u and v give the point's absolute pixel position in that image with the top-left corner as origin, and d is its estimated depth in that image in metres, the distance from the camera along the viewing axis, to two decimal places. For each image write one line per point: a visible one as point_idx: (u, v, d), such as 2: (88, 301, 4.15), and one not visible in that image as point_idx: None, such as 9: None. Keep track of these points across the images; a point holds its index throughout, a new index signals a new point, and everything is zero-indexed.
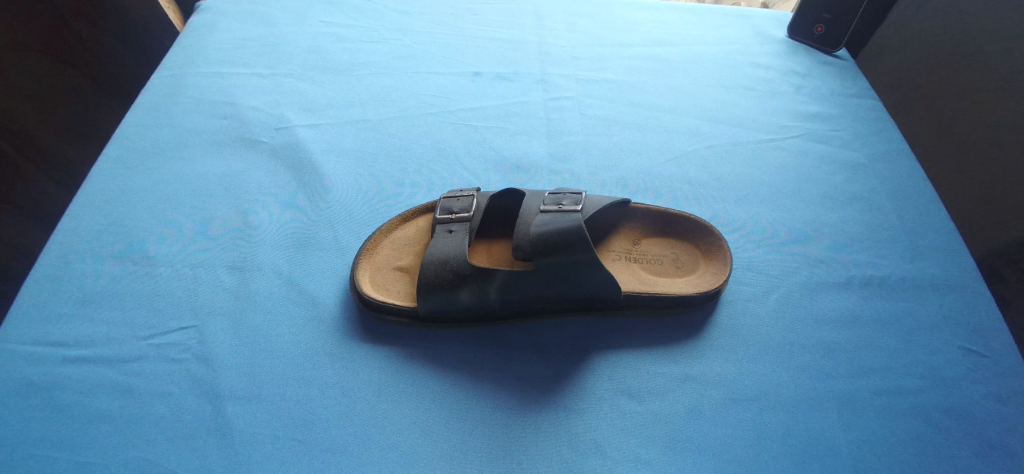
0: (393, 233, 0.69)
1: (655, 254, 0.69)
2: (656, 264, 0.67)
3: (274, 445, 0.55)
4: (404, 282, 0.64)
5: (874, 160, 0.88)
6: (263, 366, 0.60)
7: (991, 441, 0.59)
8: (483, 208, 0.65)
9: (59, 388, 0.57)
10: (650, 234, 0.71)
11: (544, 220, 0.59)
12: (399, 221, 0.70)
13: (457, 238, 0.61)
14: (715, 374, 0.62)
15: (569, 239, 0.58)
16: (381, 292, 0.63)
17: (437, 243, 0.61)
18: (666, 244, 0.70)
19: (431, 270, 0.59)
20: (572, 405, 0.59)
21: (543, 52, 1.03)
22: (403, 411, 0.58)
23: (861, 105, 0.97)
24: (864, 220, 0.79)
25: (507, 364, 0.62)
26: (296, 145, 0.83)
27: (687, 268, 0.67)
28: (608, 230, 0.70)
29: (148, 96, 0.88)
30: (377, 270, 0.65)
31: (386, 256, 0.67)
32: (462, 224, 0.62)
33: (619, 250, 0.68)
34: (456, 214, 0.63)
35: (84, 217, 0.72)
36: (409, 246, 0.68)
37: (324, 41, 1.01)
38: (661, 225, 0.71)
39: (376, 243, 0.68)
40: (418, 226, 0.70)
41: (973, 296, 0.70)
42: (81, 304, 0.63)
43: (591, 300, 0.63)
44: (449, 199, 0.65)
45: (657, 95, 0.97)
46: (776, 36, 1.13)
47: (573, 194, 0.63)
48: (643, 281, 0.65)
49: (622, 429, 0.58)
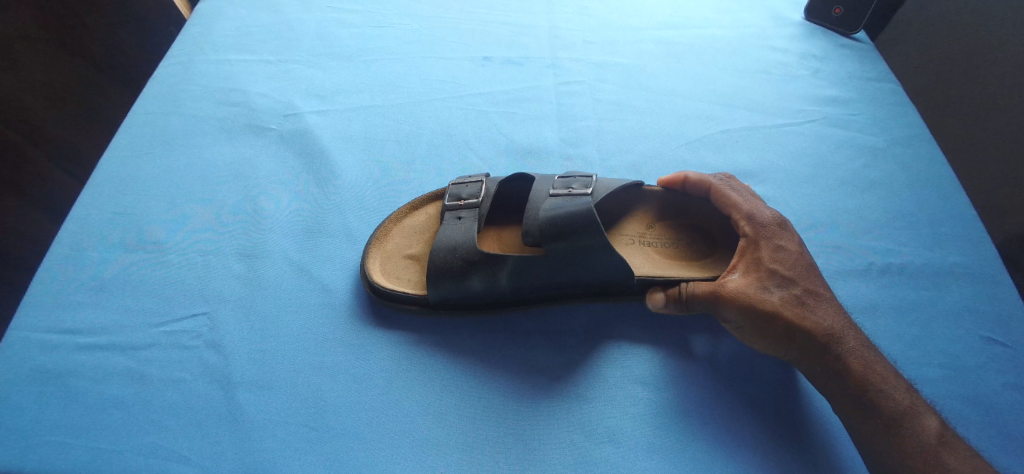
0: (403, 221, 0.68)
1: (669, 238, 0.66)
2: (670, 248, 0.65)
3: (285, 431, 0.55)
4: (413, 270, 0.64)
5: (893, 144, 0.85)
6: (275, 353, 0.60)
7: (1012, 432, 0.57)
8: (492, 194, 0.64)
9: (73, 375, 0.57)
10: (662, 218, 0.68)
11: (553, 204, 0.58)
12: (408, 209, 0.69)
13: (466, 225, 0.60)
14: (729, 363, 0.61)
15: (579, 223, 0.56)
16: (391, 280, 0.63)
17: (445, 230, 0.60)
18: (680, 228, 0.67)
19: (439, 256, 0.59)
20: (577, 390, 0.59)
21: (554, 36, 1.01)
22: (415, 397, 0.57)
23: (879, 88, 0.95)
24: (882, 207, 0.77)
25: (515, 349, 0.61)
26: (305, 132, 0.83)
27: (703, 250, 0.65)
28: (620, 213, 0.68)
29: (156, 84, 0.88)
30: (388, 258, 0.65)
31: (395, 245, 0.66)
32: (471, 210, 0.62)
33: (631, 234, 0.66)
34: (464, 201, 0.63)
35: (94, 206, 0.71)
36: (419, 234, 0.67)
37: (330, 28, 1.00)
38: (672, 208, 0.68)
39: (386, 231, 0.67)
40: (428, 213, 0.68)
41: (995, 284, 0.69)
42: (94, 292, 0.63)
43: (600, 285, 0.61)
44: (458, 186, 0.65)
45: (669, 81, 0.95)
46: (791, 18, 1.10)
47: (584, 178, 0.62)
48: (656, 264, 0.63)
49: (628, 416, 0.57)
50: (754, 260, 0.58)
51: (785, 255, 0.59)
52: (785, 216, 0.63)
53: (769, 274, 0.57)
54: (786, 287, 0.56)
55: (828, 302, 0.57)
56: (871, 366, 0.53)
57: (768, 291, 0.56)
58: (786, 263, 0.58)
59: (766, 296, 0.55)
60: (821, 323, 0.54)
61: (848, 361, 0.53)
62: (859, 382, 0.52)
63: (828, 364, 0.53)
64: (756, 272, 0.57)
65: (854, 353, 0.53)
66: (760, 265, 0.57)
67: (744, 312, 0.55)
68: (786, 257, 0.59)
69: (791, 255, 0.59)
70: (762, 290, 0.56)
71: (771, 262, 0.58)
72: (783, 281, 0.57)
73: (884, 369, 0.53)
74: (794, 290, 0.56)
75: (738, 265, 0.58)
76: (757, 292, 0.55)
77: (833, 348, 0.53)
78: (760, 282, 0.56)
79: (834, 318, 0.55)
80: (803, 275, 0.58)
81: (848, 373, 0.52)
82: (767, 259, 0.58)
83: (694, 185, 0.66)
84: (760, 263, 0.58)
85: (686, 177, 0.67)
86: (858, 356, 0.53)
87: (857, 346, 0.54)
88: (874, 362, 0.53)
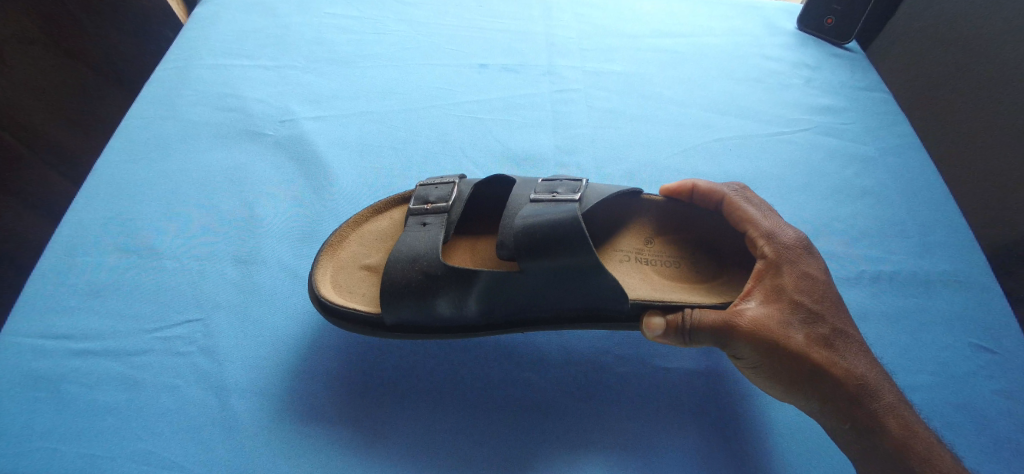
0: (363, 227, 0.66)
1: (668, 255, 0.64)
2: (668, 268, 0.63)
3: (279, 439, 0.55)
4: (368, 283, 0.60)
5: (885, 153, 0.87)
6: (270, 361, 0.60)
7: (1002, 439, 0.58)
8: (462, 201, 0.62)
9: (66, 381, 0.57)
10: (661, 234, 0.66)
11: (530, 212, 0.56)
12: (370, 213, 0.67)
13: (429, 232, 0.58)
14: (725, 391, 0.61)
15: (559, 236, 0.54)
16: (343, 294, 0.58)
17: (408, 237, 0.58)
18: (682, 244, 0.65)
19: (397, 269, 0.55)
20: (578, 451, 0.56)
21: (550, 43, 1.02)
22: (412, 406, 0.58)
23: (870, 98, 0.96)
24: (874, 216, 0.78)
25: (513, 403, 0.58)
26: (301, 138, 0.83)
27: (709, 270, 0.62)
28: (617, 228, 0.67)
29: (152, 88, 0.88)
30: (341, 269, 0.61)
31: (351, 255, 0.63)
32: (438, 216, 0.60)
33: (628, 249, 0.65)
34: (432, 205, 0.61)
35: (88, 209, 0.71)
36: (378, 243, 0.64)
37: (328, 33, 1.01)
38: (670, 222, 0.67)
39: (342, 237, 0.64)
40: (392, 219, 0.67)
41: (984, 292, 0.70)
42: (86, 297, 0.63)
43: (591, 307, 0.58)
44: (427, 188, 0.63)
45: (664, 88, 0.96)
46: (785, 27, 1.11)
47: (570, 183, 0.61)
48: (653, 283, 0.60)
49: (625, 457, 0.55)
50: (774, 288, 0.55)
51: (811, 283, 0.56)
52: (807, 237, 0.60)
53: (792, 307, 0.54)
54: (812, 326, 0.54)
55: (860, 346, 0.54)
56: (911, 427, 0.50)
57: (791, 328, 0.53)
58: (812, 295, 0.55)
59: (791, 334, 0.52)
60: (851, 369, 0.52)
61: (886, 420, 0.50)
62: (896, 445, 0.49)
63: (861, 420, 0.50)
64: (778, 302, 0.54)
65: (891, 411, 0.50)
66: (783, 295, 0.55)
67: (759, 347, 0.52)
68: (812, 287, 0.56)
69: (816, 284, 0.56)
70: (783, 323, 0.53)
71: (795, 293, 0.55)
72: (810, 317, 0.54)
73: (927, 434, 0.50)
74: (820, 329, 0.54)
75: (753, 291, 0.55)
76: (778, 328, 0.52)
77: (868, 404, 0.50)
78: (784, 317, 0.53)
79: (864, 365, 0.52)
80: (828, 310, 0.55)
81: (885, 433, 0.49)
82: (791, 288, 0.55)
83: (702, 193, 0.65)
84: (781, 292, 0.55)
85: (694, 186, 0.66)
86: (896, 416, 0.50)
87: (895, 403, 0.51)
88: (914, 423, 0.50)
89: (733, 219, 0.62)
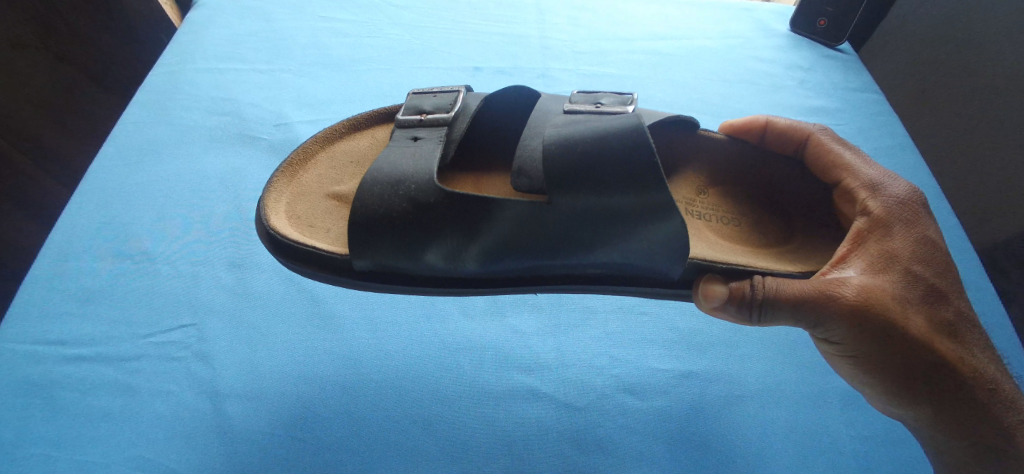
0: (335, 147, 0.66)
1: (722, 206, 0.61)
2: (722, 220, 0.60)
3: (273, 443, 0.54)
4: (333, 216, 0.58)
5: (877, 154, 0.87)
6: (264, 366, 0.60)
7: None
8: (462, 115, 0.60)
9: (59, 388, 0.57)
10: (713, 182, 0.63)
11: (553, 134, 0.52)
12: (349, 129, 0.67)
13: (422, 146, 0.56)
14: (719, 392, 0.61)
15: (584, 168, 0.49)
16: (301, 228, 0.56)
17: (400, 150, 0.56)
18: (738, 194, 0.63)
19: (377, 192, 0.52)
20: (577, 459, 0.55)
21: (544, 46, 1.02)
22: (407, 410, 0.58)
23: (862, 99, 0.97)
24: None
25: (515, 410, 0.58)
26: (295, 142, 0.83)
27: (766, 226, 0.60)
28: (670, 173, 0.63)
29: (144, 93, 0.87)
30: (301, 196, 0.60)
31: (314, 180, 0.62)
32: (432, 131, 0.57)
33: (682, 197, 0.61)
34: (427, 117, 0.59)
35: (81, 215, 0.71)
36: (349, 167, 0.63)
37: (323, 37, 1.01)
38: (725, 169, 0.64)
39: (309, 154, 0.64)
40: (374, 137, 0.67)
41: (978, 291, 0.70)
42: (80, 303, 0.63)
43: (614, 264, 0.54)
44: (427, 102, 0.61)
45: (658, 90, 0.96)
46: (778, 29, 1.12)
47: (614, 105, 0.58)
48: (710, 242, 0.57)
49: (621, 459, 0.55)
50: (888, 256, 0.52)
51: (930, 253, 0.53)
52: (921, 191, 0.57)
53: (911, 284, 0.51)
54: (935, 309, 0.51)
55: (981, 338, 0.52)
56: None
57: (912, 310, 0.50)
58: (933, 271, 0.52)
59: (912, 320, 0.49)
60: (977, 367, 0.50)
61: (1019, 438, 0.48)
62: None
63: (989, 432, 0.48)
64: (894, 275, 0.51)
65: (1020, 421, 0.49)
66: (898, 264, 0.51)
67: (874, 330, 0.49)
68: (931, 258, 0.53)
69: (935, 254, 0.53)
70: (896, 299, 0.50)
71: (914, 266, 0.51)
72: (930, 297, 0.51)
73: None
74: (944, 312, 0.51)
75: (852, 258, 0.52)
76: (900, 309, 0.49)
77: (996, 412, 0.49)
78: (903, 298, 0.50)
79: (989, 365, 0.50)
80: (949, 288, 0.52)
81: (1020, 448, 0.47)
82: (908, 260, 0.52)
83: (777, 132, 0.62)
84: (892, 259, 0.51)
85: (769, 124, 0.62)
86: None
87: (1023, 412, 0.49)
88: None
89: (824, 164, 0.59)
